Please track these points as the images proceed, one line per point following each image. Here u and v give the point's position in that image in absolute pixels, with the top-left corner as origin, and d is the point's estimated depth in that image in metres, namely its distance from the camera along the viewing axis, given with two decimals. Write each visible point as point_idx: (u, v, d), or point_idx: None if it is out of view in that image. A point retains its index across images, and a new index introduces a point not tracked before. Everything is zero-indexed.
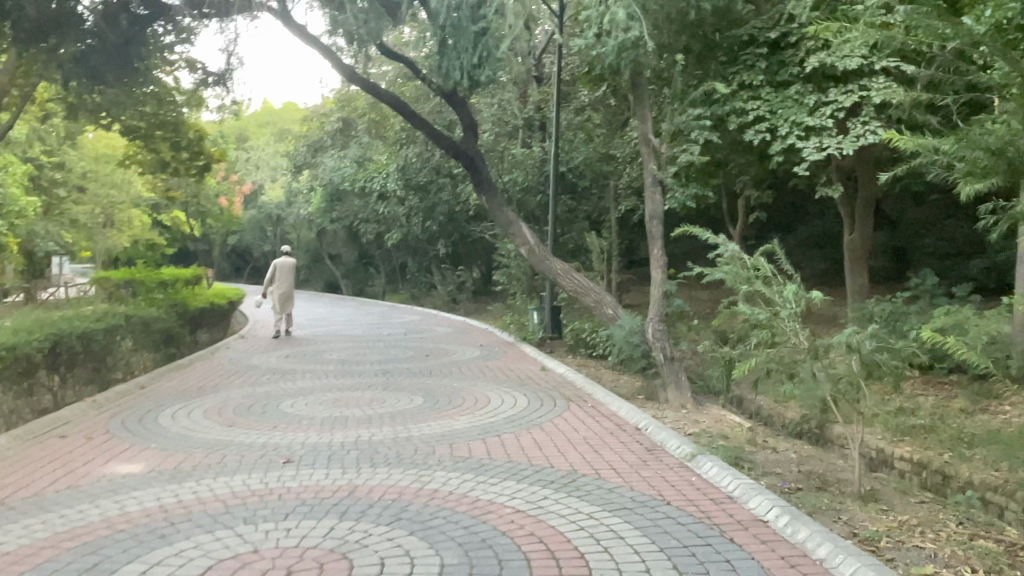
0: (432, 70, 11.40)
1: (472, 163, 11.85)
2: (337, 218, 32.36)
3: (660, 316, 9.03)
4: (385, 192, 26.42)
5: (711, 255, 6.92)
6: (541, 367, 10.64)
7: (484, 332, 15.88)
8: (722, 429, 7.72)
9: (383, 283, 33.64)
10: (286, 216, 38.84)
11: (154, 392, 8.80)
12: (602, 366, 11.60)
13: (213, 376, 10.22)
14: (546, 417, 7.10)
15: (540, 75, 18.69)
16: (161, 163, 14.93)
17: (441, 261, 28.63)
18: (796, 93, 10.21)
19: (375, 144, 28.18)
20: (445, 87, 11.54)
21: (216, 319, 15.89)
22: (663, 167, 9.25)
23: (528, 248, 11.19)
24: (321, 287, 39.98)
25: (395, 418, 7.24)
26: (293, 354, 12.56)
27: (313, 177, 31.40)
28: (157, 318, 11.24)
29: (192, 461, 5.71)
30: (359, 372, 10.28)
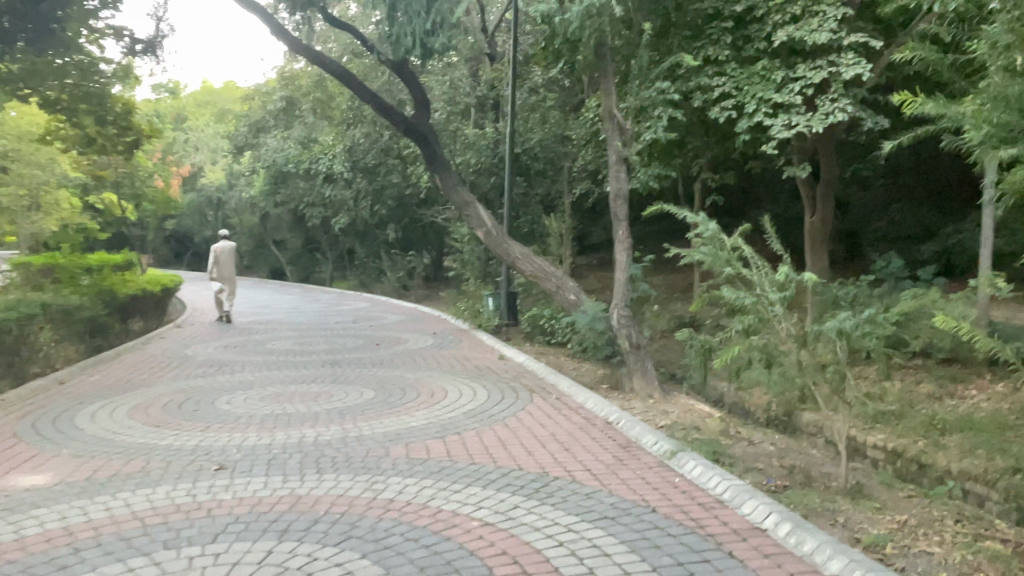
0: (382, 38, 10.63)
1: (425, 139, 11.17)
2: (281, 202, 31.18)
3: (626, 301, 8.57)
4: (332, 174, 25.47)
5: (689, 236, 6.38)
6: (499, 356, 10.10)
7: (437, 320, 15.26)
8: (694, 420, 7.32)
9: (331, 270, 32.64)
10: (228, 200, 37.37)
11: (73, 388, 7.93)
12: (561, 354, 11.14)
13: (143, 369, 9.36)
14: (509, 411, 6.57)
15: (493, 53, 18.07)
16: (86, 139, 13.80)
17: (391, 247, 27.82)
18: (763, 69, 9.92)
19: (321, 124, 27.14)
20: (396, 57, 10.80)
21: (150, 307, 14.86)
22: (628, 144, 8.79)
23: (485, 230, 10.60)
24: (265, 274, 38.67)
25: (344, 415, 6.61)
26: (233, 344, 11.73)
27: (255, 159, 30.14)
28: (80, 306, 10.30)
29: (109, 470, 4.98)
30: (305, 364, 9.57)
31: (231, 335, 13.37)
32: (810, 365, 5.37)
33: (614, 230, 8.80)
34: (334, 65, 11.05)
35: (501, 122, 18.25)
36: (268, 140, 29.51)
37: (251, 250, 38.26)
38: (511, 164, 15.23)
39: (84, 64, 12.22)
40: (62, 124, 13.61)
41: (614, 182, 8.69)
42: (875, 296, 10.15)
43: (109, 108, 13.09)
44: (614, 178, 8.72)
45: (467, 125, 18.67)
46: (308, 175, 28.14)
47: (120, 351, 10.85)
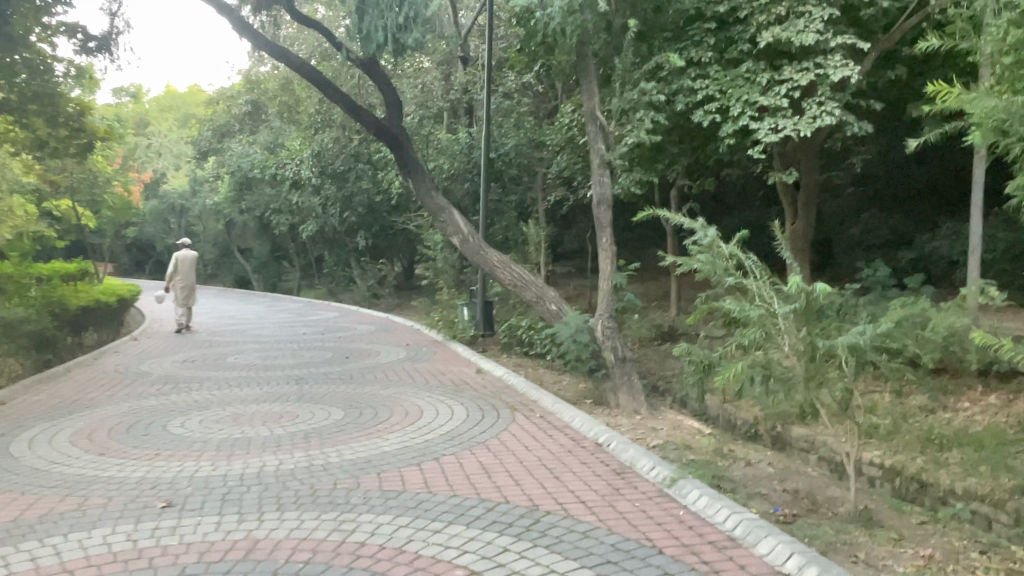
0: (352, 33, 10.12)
1: (398, 141, 10.68)
2: (247, 208, 30.33)
3: (610, 312, 8.18)
4: (300, 181, 24.81)
5: (688, 243, 6.00)
6: (475, 370, 9.61)
7: (409, 331, 14.70)
8: (685, 438, 6.92)
9: (298, 279, 31.86)
10: (191, 206, 36.34)
11: (12, 408, 7.25)
12: (540, 367, 10.69)
13: (92, 387, 8.67)
14: (489, 433, 6.09)
15: (466, 55, 17.67)
16: (36, 141, 13.03)
17: (361, 255, 27.18)
18: (747, 72, 9.63)
19: (288, 129, 26.46)
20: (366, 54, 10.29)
21: (105, 318, 14.08)
22: (612, 147, 8.41)
23: (460, 237, 10.15)
24: (230, 282, 37.65)
25: (310, 439, 6.05)
26: (192, 357, 11.05)
27: (220, 164, 29.30)
28: (26, 319, 9.60)
29: (40, 509, 4.38)
30: (270, 380, 8.97)
31: (192, 347, 12.66)
32: (817, 383, 4.99)
33: (597, 237, 8.41)
34: (301, 63, 10.51)
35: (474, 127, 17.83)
36: (232, 145, 28.71)
37: (215, 258, 37.26)
38: (485, 169, 14.79)
39: (33, 62, 11.53)
40: (10, 126, 12.83)
41: (597, 187, 8.31)
42: (863, 304, 9.88)
43: (61, 109, 12.37)
44: (597, 183, 8.34)
45: (440, 129, 18.22)
46: (274, 182, 27.41)
47: (70, 366, 10.13)
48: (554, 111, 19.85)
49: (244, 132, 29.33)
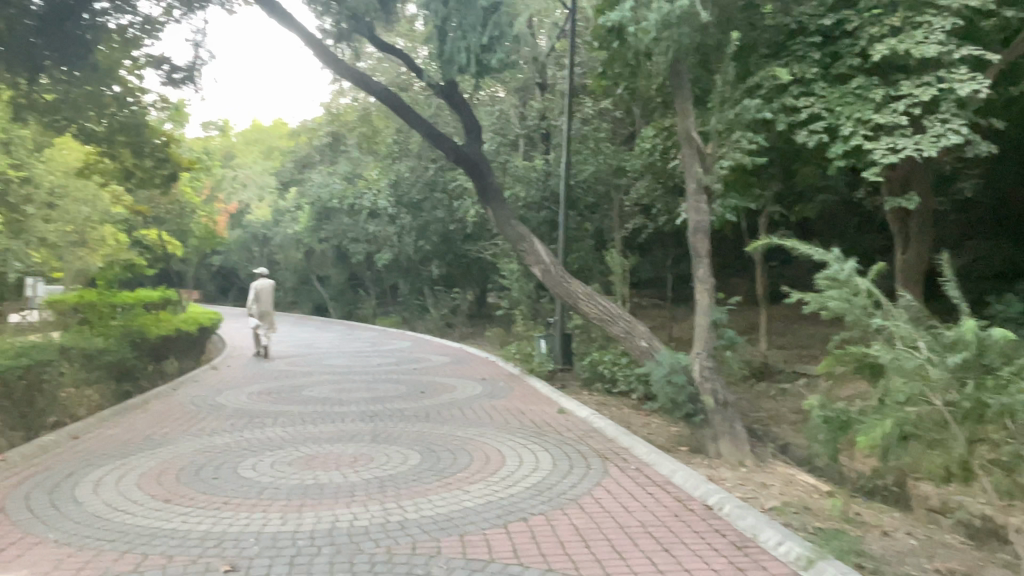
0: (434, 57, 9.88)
1: (478, 167, 10.25)
2: (325, 238, 30.80)
3: (709, 351, 7.51)
4: (377, 210, 24.97)
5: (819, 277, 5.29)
6: (558, 409, 8.98)
7: (485, 363, 14.21)
8: (801, 497, 6.12)
9: (373, 307, 32.05)
10: (273, 236, 37.26)
11: (86, 446, 7.05)
12: (626, 407, 9.99)
13: (167, 420, 8.43)
14: (582, 488, 5.46)
15: (544, 82, 17.85)
16: (126, 171, 13.28)
17: (435, 284, 27.07)
18: (858, 88, 8.86)
19: (366, 159, 26.83)
20: (447, 77, 10.01)
21: (186, 347, 14.17)
22: (710, 170, 7.78)
23: (542, 267, 9.64)
24: (308, 310, 38.24)
25: (386, 488, 5.55)
26: (268, 390, 10.83)
27: (300, 195, 29.90)
28: (105, 349, 9.56)
29: (96, 569, 4.01)
30: (344, 416, 8.55)
31: (268, 377, 12.46)
32: None
33: (694, 268, 7.79)
34: (381, 88, 10.27)
35: (551, 153, 17.42)
36: (312, 176, 29.28)
37: (294, 286, 37.99)
38: (564, 197, 14.30)
39: (122, 93, 11.78)
40: (99, 157, 13.10)
41: (694, 214, 7.67)
42: None
43: (147, 139, 12.56)
44: (692, 209, 7.70)
45: (517, 157, 17.90)
46: (352, 211, 27.71)
47: (148, 398, 9.99)
48: (633, 137, 19.29)
49: (323, 163, 29.90)
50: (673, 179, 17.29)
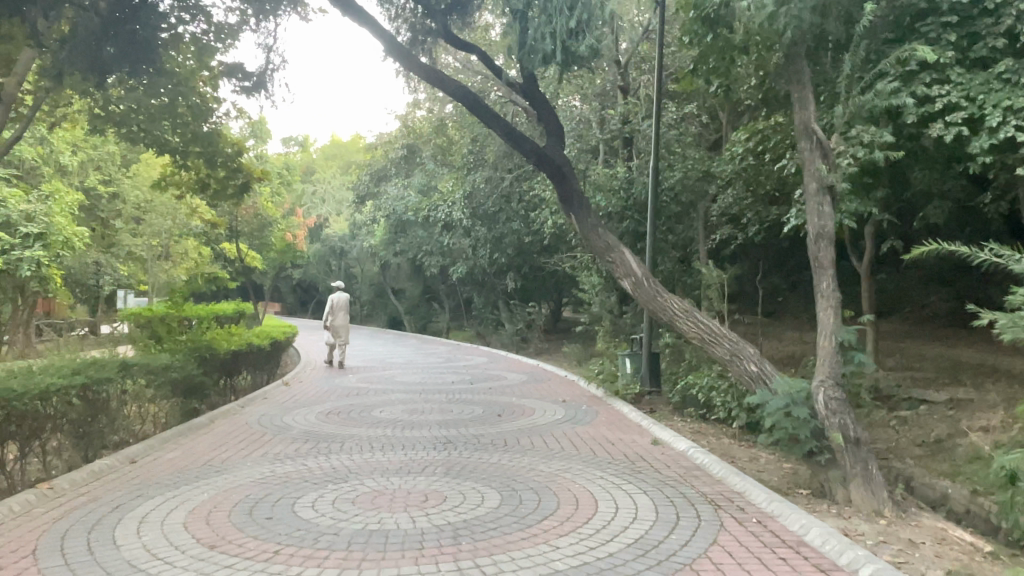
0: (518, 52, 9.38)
1: (561, 172, 9.42)
2: (400, 251, 30.62)
3: (836, 377, 6.51)
4: (451, 222, 24.54)
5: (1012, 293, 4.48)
6: (651, 440, 7.98)
7: (564, 382, 13.29)
8: (963, 564, 5.02)
9: (448, 321, 31.67)
10: (350, 249, 37.54)
11: (141, 475, 6.53)
12: (726, 438, 8.96)
13: (229, 444, 7.88)
14: (695, 548, 4.51)
15: (626, 85, 16.81)
16: (202, 183, 13.15)
17: (510, 297, 26.44)
18: (1005, 72, 7.67)
19: (441, 171, 26.54)
20: (530, 68, 9.44)
21: (259, 362, 13.85)
22: (834, 166, 6.79)
23: (633, 281, 8.78)
24: (384, 323, 38.26)
25: (461, 537, 4.73)
26: (337, 409, 10.23)
27: (376, 208, 29.84)
28: (172, 365, 9.16)
29: None
30: (414, 443, 7.80)
31: (338, 395, 11.89)
32: None
33: (815, 281, 6.82)
34: (458, 88, 9.64)
35: (634, 160, 16.48)
36: (388, 189, 29.20)
37: (370, 299, 38.10)
38: (651, 205, 13.37)
39: (197, 103, 11.57)
40: (175, 168, 12.97)
41: (816, 218, 6.73)
42: None
43: (221, 148, 12.32)
44: (813, 212, 6.79)
45: (598, 164, 17.04)
46: (427, 224, 27.44)
47: (214, 418, 9.54)
48: (721, 142, 18.14)
49: (399, 176, 29.79)
50: (766, 186, 16.09)
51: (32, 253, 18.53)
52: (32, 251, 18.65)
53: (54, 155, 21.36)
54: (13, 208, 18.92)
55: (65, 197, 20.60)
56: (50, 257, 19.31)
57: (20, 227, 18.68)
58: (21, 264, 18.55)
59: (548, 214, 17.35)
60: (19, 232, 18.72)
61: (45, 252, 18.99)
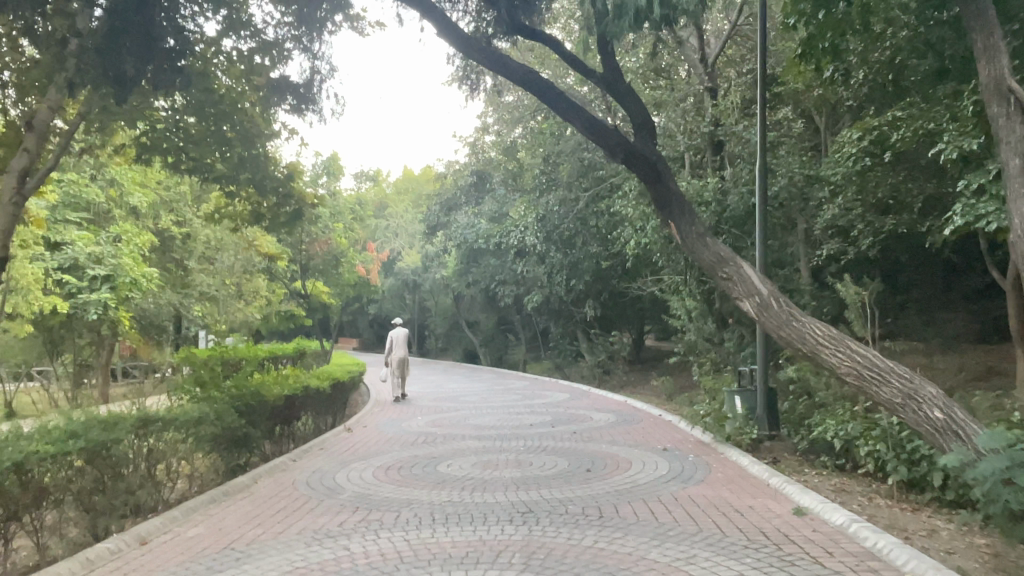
0: (607, 20, 8.10)
1: (655, 170, 8.15)
2: (473, 282, 29.45)
3: None
4: (525, 248, 23.22)
5: None
6: (794, 509, 6.14)
7: (662, 424, 11.47)
8: None
9: (525, 352, 30.17)
10: (422, 282, 36.73)
11: (147, 567, 5.19)
12: (880, 501, 7.08)
13: (264, 515, 6.51)
14: None
15: (714, 87, 15.17)
16: (256, 214, 12.12)
17: (589, 326, 24.84)
18: None
19: (512, 196, 25.48)
20: (619, 34, 8.11)
21: (322, 406, 12.65)
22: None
23: (758, 302, 7.38)
24: (459, 356, 37.15)
25: None
26: (401, 463, 8.79)
27: (446, 238, 28.84)
28: (210, 416, 7.98)
29: None
30: (486, 514, 6.22)
31: (405, 442, 10.51)
32: None
33: None
34: (528, 73, 8.60)
35: (726, 168, 14.73)
36: (458, 217, 28.22)
37: (445, 332, 37.12)
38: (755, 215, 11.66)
39: (243, 125, 10.58)
40: (228, 199, 12.10)
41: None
42: None
43: (269, 171, 11.32)
44: (1020, 199, 5.86)
45: (686, 175, 15.36)
46: (499, 251, 26.20)
47: (259, 476, 8.25)
48: (823, 145, 16.23)
49: (469, 204, 28.79)
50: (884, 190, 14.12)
51: (99, 296, 18.53)
52: (99, 292, 18.63)
53: (124, 197, 21.18)
54: (80, 250, 18.54)
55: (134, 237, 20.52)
56: (118, 299, 19.14)
57: (87, 269, 18.64)
58: (89, 307, 18.59)
59: (631, 234, 15.72)
60: (87, 275, 18.70)
61: (112, 294, 18.88)
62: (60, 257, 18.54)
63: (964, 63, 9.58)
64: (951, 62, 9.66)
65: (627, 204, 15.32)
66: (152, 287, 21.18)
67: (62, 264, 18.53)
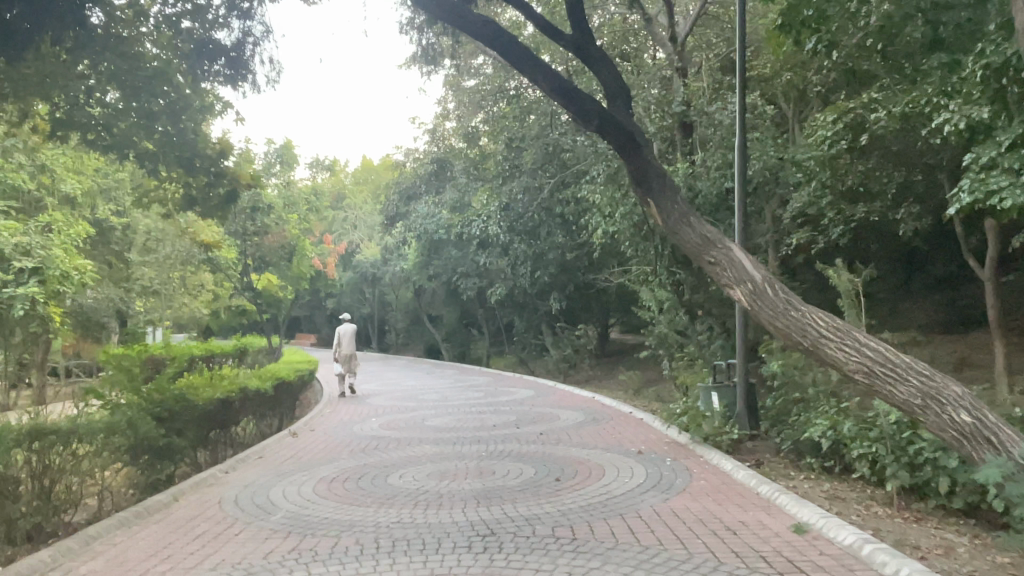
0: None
1: (634, 139, 7.76)
2: (434, 275, 28.48)
3: None
4: (487, 239, 22.32)
5: None
6: (792, 526, 5.37)
7: (633, 423, 10.69)
8: None
9: (488, 347, 29.29)
10: (382, 275, 35.58)
11: None
12: (881, 510, 6.38)
13: (177, 544, 5.52)
14: None
15: (683, 68, 14.47)
16: (189, 198, 10.93)
17: (553, 319, 24.09)
18: None
19: (473, 185, 24.59)
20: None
21: (266, 408, 11.61)
22: None
23: (750, 289, 6.67)
24: (421, 351, 36.14)
25: None
26: (348, 474, 7.86)
27: (406, 229, 27.74)
28: (120, 426, 6.95)
29: None
30: (441, 539, 5.32)
31: (355, 448, 9.54)
32: None
33: None
34: (488, 28, 8.04)
35: (697, 151, 14.02)
36: (417, 207, 27.23)
37: (406, 327, 36.04)
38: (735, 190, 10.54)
39: (171, 97, 9.53)
40: (158, 182, 10.99)
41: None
42: None
43: (199, 148, 10.22)
44: None
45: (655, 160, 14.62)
46: (461, 242, 25.23)
47: (183, 492, 7.24)
48: (795, 129, 15.68)
49: (429, 193, 27.79)
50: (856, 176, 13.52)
51: (27, 289, 16.45)
52: (27, 287, 16.60)
53: (57, 185, 19.74)
54: (5, 240, 16.89)
55: (65, 229, 19.22)
56: (48, 294, 17.33)
57: (14, 262, 16.88)
58: (15, 302, 16.31)
59: (597, 222, 14.95)
60: (12, 268, 16.85)
61: (41, 288, 16.95)
62: None
63: (957, 33, 8.96)
64: (942, 33, 9.04)
65: (594, 191, 14.50)
66: (87, 282, 19.81)
67: None
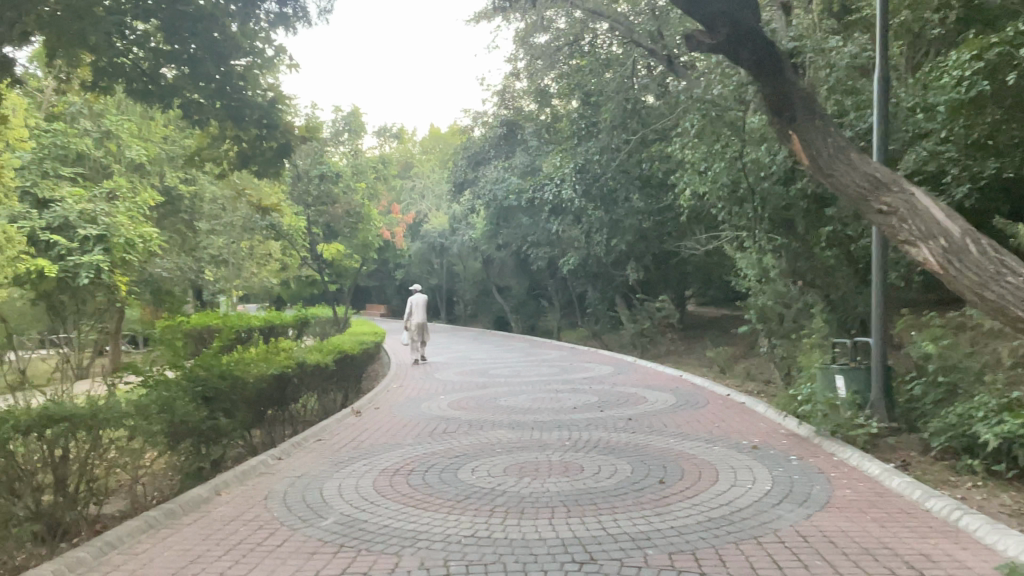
0: None
1: (774, 56, 6.86)
2: (503, 244, 27.35)
3: None
4: (560, 205, 20.94)
5: None
6: (1000, 566, 3.99)
7: (736, 409, 9.30)
8: None
9: (559, 319, 28.05)
10: (450, 246, 34.67)
11: None
12: None
13: (207, 558, 4.53)
14: None
15: (790, 3, 12.70)
16: (239, 158, 9.89)
17: (630, 290, 22.63)
18: None
19: (545, 148, 23.20)
20: None
21: (328, 385, 10.76)
22: None
23: (943, 245, 5.67)
24: (489, 323, 35.22)
25: None
26: (415, 465, 6.83)
27: (474, 196, 26.57)
28: (153, 407, 6.04)
29: None
30: (529, 566, 4.17)
31: (422, 431, 8.54)
32: None
33: None
34: None
35: None
36: (486, 173, 26.06)
37: (475, 298, 35.14)
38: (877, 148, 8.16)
39: (218, 42, 8.49)
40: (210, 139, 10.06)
41: None
42: None
43: (249, 96, 9.13)
44: None
45: None
46: (532, 209, 23.91)
47: (227, 483, 6.33)
48: None
49: (499, 158, 26.57)
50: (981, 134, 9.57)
51: (91, 257, 16.15)
52: (92, 254, 16.18)
53: (123, 151, 19.33)
54: (70, 208, 16.59)
55: (130, 196, 18.72)
56: (114, 262, 16.84)
57: (78, 228, 16.46)
58: (81, 270, 16.10)
59: (687, 182, 13.43)
60: (77, 235, 16.54)
61: (106, 256, 16.57)
62: (49, 216, 16.57)
63: None
64: None
65: (686, 146, 12.96)
66: (153, 251, 19.50)
67: (50, 223, 16.55)
